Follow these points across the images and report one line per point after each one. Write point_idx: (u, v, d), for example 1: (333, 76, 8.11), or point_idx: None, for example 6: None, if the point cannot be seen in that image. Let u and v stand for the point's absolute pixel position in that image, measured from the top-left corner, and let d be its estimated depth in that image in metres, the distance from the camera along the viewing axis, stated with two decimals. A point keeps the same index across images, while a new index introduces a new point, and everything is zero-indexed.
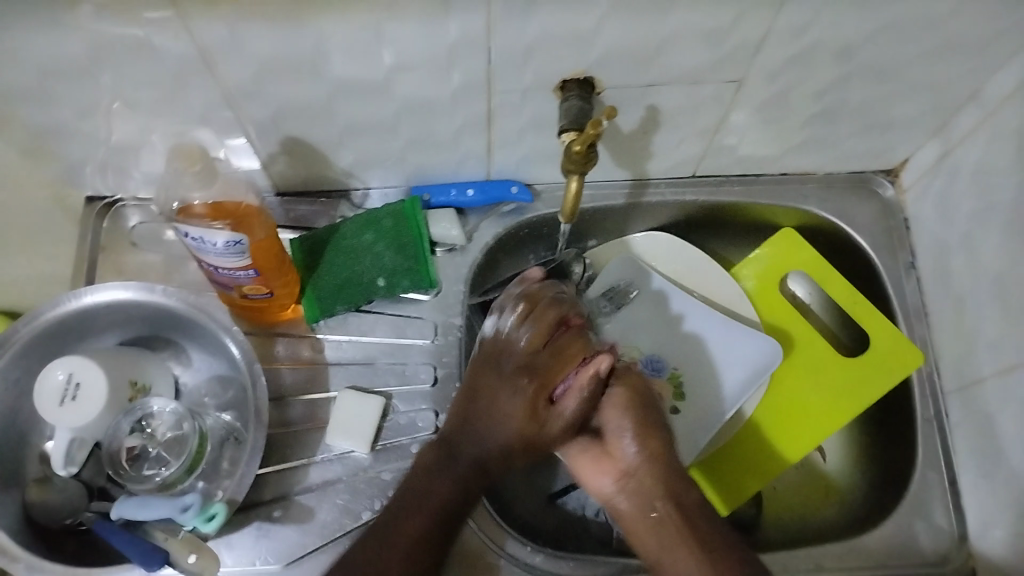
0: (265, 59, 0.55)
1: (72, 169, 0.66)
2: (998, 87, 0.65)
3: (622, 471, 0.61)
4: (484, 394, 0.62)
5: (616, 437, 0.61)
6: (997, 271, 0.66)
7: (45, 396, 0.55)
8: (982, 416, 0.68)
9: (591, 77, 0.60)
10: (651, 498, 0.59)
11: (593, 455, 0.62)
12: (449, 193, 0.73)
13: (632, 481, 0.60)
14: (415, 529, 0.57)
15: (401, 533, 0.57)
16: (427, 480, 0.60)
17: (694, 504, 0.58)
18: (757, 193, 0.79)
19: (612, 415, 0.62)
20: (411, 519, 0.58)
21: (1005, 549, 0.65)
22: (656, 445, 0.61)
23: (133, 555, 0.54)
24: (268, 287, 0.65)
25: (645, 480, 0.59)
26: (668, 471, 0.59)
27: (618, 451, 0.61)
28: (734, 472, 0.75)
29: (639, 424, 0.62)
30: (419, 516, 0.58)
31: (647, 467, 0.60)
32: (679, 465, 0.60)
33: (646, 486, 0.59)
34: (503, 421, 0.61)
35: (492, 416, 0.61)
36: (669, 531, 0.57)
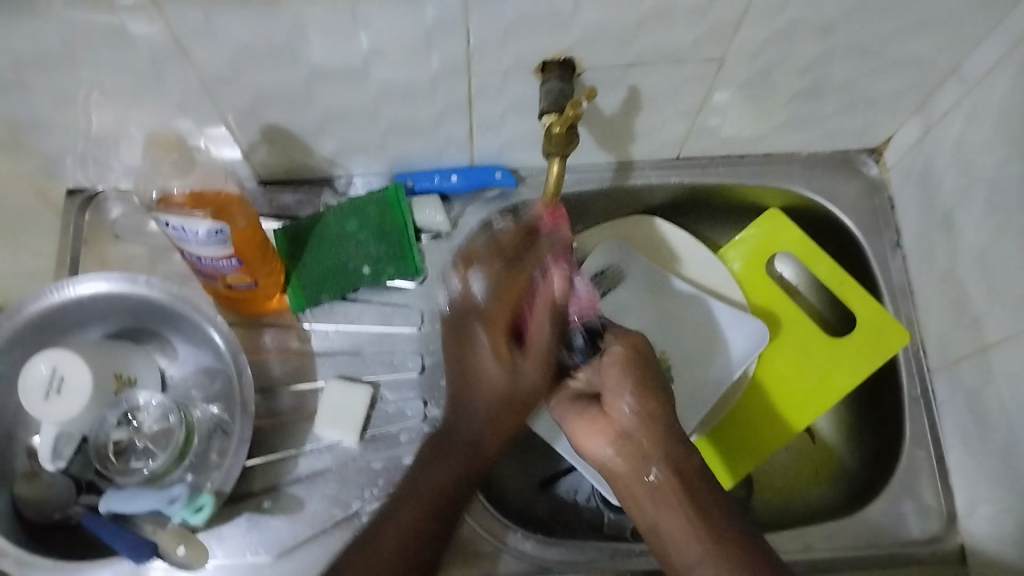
0: (243, 44, 0.54)
1: (54, 162, 0.65)
2: (980, 62, 0.65)
3: (621, 432, 0.61)
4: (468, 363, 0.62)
5: (615, 398, 0.61)
6: (980, 247, 0.67)
7: (28, 389, 0.54)
8: (967, 391, 0.69)
9: (569, 58, 0.60)
10: (648, 463, 0.58)
11: (590, 416, 0.63)
12: (433, 179, 0.73)
13: (631, 442, 0.60)
14: (418, 504, 0.58)
15: (411, 501, 0.58)
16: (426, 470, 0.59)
17: (696, 469, 0.58)
18: (741, 175, 0.79)
19: (611, 375, 0.61)
20: (423, 499, 0.58)
21: (993, 522, 0.66)
22: (656, 407, 0.60)
23: (122, 547, 0.54)
24: (252, 277, 0.64)
25: (643, 442, 0.59)
26: (667, 434, 0.58)
27: (616, 410, 0.61)
28: (733, 449, 0.76)
29: (640, 383, 0.61)
30: (432, 480, 0.59)
31: (644, 429, 0.59)
32: (678, 427, 0.59)
33: (646, 449, 0.59)
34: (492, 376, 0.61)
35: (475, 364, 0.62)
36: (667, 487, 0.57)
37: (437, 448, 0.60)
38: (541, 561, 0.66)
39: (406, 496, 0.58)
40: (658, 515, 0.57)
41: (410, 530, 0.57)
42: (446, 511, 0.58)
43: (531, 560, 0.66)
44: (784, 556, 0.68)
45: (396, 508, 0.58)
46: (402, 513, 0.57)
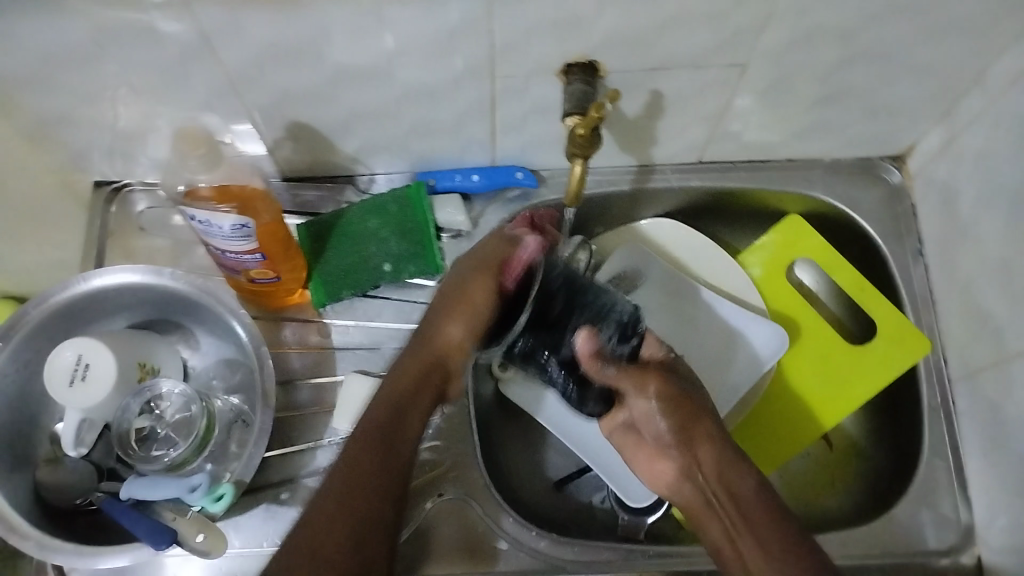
0: (271, 43, 0.55)
1: (81, 155, 0.67)
2: (1004, 71, 0.65)
3: (677, 466, 0.66)
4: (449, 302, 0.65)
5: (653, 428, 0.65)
6: (1001, 257, 0.66)
7: (55, 376, 0.56)
8: (987, 401, 0.69)
9: (594, 61, 0.60)
10: (711, 493, 0.62)
11: (646, 453, 0.69)
12: (454, 178, 0.73)
13: (688, 474, 0.65)
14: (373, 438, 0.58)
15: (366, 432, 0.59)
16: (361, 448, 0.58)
17: (751, 485, 0.60)
18: (762, 180, 0.79)
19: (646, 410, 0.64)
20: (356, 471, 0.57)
21: (1010, 533, 0.65)
22: (704, 446, 0.63)
23: (142, 533, 0.55)
24: (274, 271, 0.65)
25: (700, 477, 0.63)
26: (719, 460, 0.62)
27: (664, 447, 0.66)
28: (760, 447, 0.77)
29: (674, 406, 0.63)
30: (379, 413, 0.60)
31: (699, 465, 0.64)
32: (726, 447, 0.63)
33: (708, 482, 0.63)
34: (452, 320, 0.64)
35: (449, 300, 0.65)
36: (726, 500, 0.60)
37: (394, 379, 0.63)
38: (556, 561, 0.66)
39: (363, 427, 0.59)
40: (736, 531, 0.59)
41: (368, 460, 0.57)
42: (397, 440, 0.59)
43: (545, 559, 0.66)
44: (838, 559, 0.68)
45: (360, 444, 0.58)
46: (362, 446, 0.58)
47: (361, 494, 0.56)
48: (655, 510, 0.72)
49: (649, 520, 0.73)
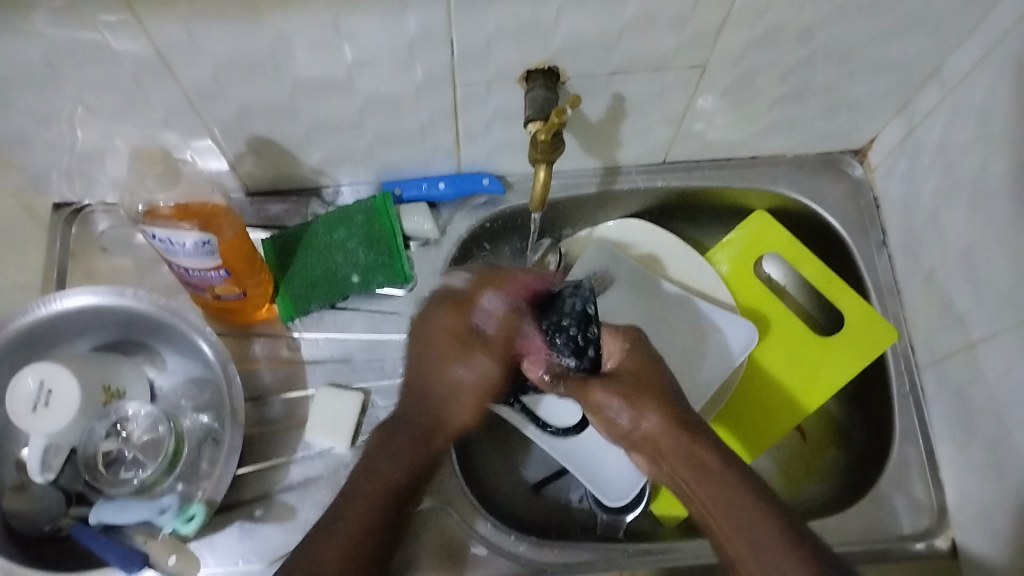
0: (227, 58, 0.55)
1: (39, 175, 0.66)
2: (959, 64, 0.66)
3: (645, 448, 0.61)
4: (433, 344, 0.59)
5: (609, 410, 0.62)
6: (963, 246, 0.67)
7: (16, 403, 0.54)
8: (954, 389, 0.70)
9: (555, 67, 0.60)
10: (684, 480, 0.57)
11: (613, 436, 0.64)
12: (420, 187, 0.73)
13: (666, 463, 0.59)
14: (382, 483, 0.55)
15: (374, 479, 0.55)
16: (377, 456, 0.56)
17: (725, 463, 0.56)
18: (727, 177, 0.80)
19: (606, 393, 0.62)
20: (365, 493, 0.54)
21: (981, 517, 0.66)
22: (657, 419, 0.59)
23: (112, 557, 0.54)
24: (240, 288, 0.65)
25: (677, 464, 0.58)
26: (681, 445, 0.58)
27: (620, 426, 0.62)
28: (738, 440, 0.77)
29: (631, 394, 0.61)
30: (389, 463, 0.56)
31: (670, 448, 0.58)
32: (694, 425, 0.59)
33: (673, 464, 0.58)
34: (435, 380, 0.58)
35: (435, 349, 0.59)
36: (716, 501, 0.54)
37: (405, 438, 0.57)
38: (536, 564, 0.66)
39: (372, 470, 0.55)
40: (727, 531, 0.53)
41: (373, 510, 0.54)
42: (399, 492, 0.55)
43: (525, 562, 0.66)
44: (837, 547, 0.69)
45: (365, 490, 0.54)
46: (368, 492, 0.54)
47: (368, 539, 0.53)
48: (633, 509, 0.73)
49: (628, 519, 0.73)
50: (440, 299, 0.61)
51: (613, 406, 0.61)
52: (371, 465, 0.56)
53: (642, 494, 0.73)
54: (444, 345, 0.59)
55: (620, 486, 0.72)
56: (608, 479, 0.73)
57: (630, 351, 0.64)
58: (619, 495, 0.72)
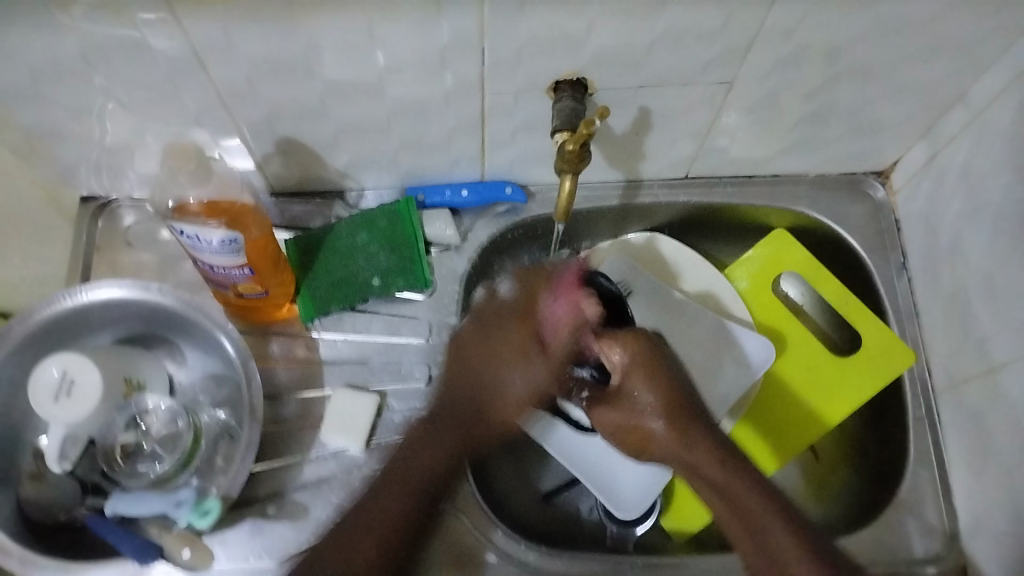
0: (260, 59, 0.55)
1: (68, 168, 0.66)
2: (986, 89, 0.66)
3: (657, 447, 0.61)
4: (489, 347, 0.65)
5: (637, 409, 0.62)
6: (985, 271, 0.67)
7: (39, 391, 0.55)
8: (970, 414, 0.69)
9: (583, 78, 0.61)
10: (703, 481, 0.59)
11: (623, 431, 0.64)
12: (444, 194, 0.73)
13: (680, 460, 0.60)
14: (409, 478, 0.61)
15: (404, 469, 0.61)
16: (407, 455, 0.62)
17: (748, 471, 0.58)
18: (750, 194, 0.80)
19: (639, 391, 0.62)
20: (373, 533, 0.58)
21: (995, 544, 0.66)
22: (688, 429, 0.60)
23: (128, 548, 0.54)
24: (262, 286, 0.65)
25: (699, 466, 0.59)
26: (703, 450, 0.59)
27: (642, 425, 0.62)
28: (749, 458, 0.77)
29: (665, 394, 0.61)
30: (427, 459, 0.62)
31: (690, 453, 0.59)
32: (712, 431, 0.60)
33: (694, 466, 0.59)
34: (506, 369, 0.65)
35: (497, 359, 0.65)
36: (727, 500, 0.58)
37: (445, 418, 0.65)
38: (545, 571, 0.66)
39: (404, 463, 0.61)
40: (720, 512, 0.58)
41: (400, 508, 0.60)
42: (412, 486, 0.61)
43: (532, 570, 0.66)
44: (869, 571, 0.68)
45: (393, 483, 0.61)
46: (395, 483, 0.61)
47: (375, 537, 0.58)
48: (644, 521, 0.74)
49: (637, 532, 0.74)
50: (498, 314, 0.66)
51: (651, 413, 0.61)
52: (408, 458, 0.62)
53: (653, 507, 0.74)
54: (506, 356, 0.65)
55: (631, 497, 0.72)
56: (620, 492, 0.73)
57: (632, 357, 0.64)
58: (633, 508, 0.72)
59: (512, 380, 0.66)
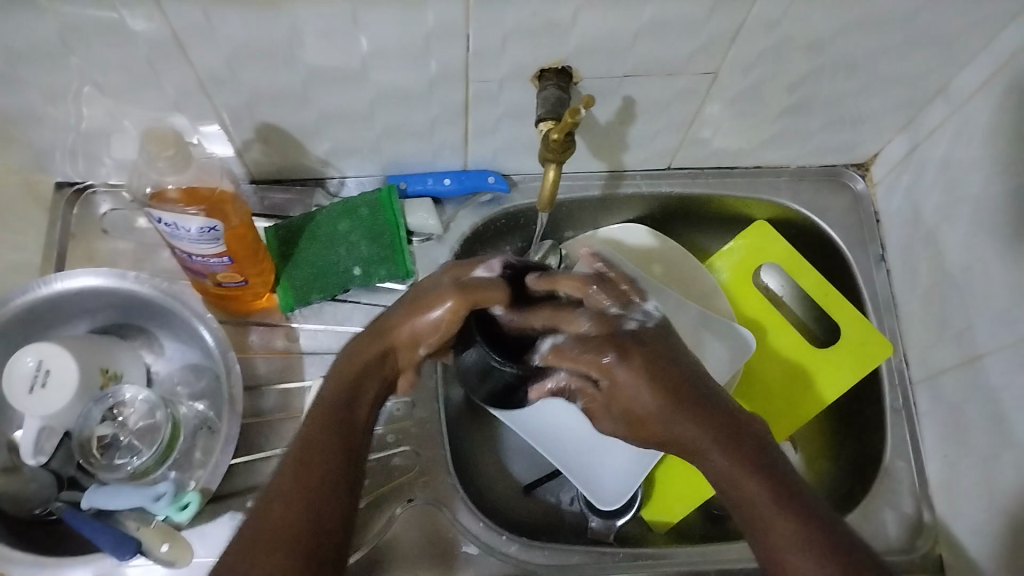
0: (240, 43, 0.54)
1: (42, 154, 0.65)
2: (966, 83, 0.67)
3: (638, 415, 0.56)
4: (411, 295, 0.60)
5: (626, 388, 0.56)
6: (963, 264, 0.68)
7: (13, 381, 0.54)
8: (947, 405, 0.70)
9: (568, 67, 0.60)
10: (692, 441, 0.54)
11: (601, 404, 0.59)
12: (426, 182, 0.73)
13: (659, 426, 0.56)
14: (337, 413, 0.53)
15: (322, 411, 0.53)
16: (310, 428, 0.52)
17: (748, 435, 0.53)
18: (731, 186, 0.80)
19: (624, 372, 0.56)
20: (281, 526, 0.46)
21: (971, 534, 0.66)
22: (677, 391, 0.55)
23: (105, 544, 0.53)
24: (241, 275, 0.64)
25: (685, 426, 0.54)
26: (683, 413, 0.54)
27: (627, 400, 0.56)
28: None
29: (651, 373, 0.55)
30: (336, 388, 0.55)
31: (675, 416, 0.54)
32: (699, 386, 0.55)
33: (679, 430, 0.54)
34: (405, 313, 0.59)
35: (408, 298, 0.60)
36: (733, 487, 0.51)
37: (344, 364, 0.57)
38: (527, 565, 0.66)
39: (320, 406, 0.54)
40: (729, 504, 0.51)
41: (296, 508, 0.47)
42: (350, 431, 0.53)
43: (516, 563, 0.66)
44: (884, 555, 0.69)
45: (317, 421, 0.52)
46: (320, 420, 0.52)
47: (315, 487, 0.48)
48: (626, 513, 0.74)
49: (619, 524, 0.74)
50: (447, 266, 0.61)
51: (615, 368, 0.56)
52: (322, 398, 0.55)
53: (634, 499, 0.74)
54: (416, 295, 0.59)
55: (613, 489, 0.72)
56: (603, 483, 0.72)
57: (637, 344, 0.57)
58: (614, 500, 0.72)
59: (427, 338, 0.59)
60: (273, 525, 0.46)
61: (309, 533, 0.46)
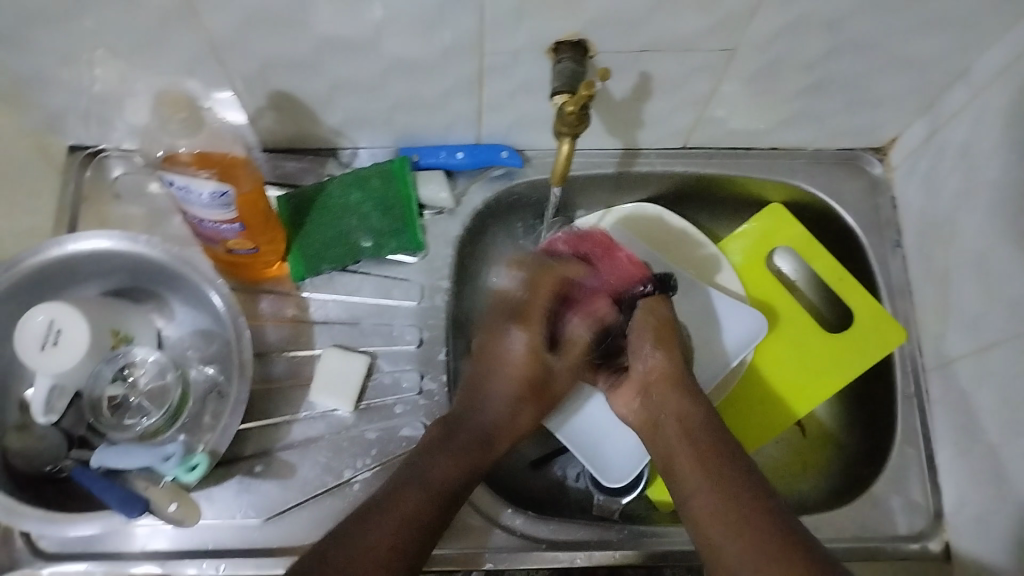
0: (254, 8, 0.54)
1: (57, 116, 0.65)
2: (989, 66, 0.65)
3: (642, 386, 0.65)
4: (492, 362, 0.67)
5: (636, 353, 0.65)
6: (979, 251, 0.67)
7: (27, 338, 0.54)
8: (959, 392, 0.69)
9: (583, 40, 0.60)
10: (661, 412, 0.63)
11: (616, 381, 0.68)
12: (439, 155, 0.73)
13: (653, 393, 0.64)
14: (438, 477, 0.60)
15: (430, 485, 0.59)
16: (438, 471, 0.60)
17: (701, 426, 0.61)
18: (746, 168, 0.79)
19: (639, 338, 0.65)
20: (393, 525, 0.55)
21: (976, 522, 0.66)
22: (673, 369, 0.64)
23: (112, 500, 0.54)
24: (252, 242, 0.64)
25: (668, 402, 0.63)
26: (676, 386, 0.64)
27: (635, 369, 0.66)
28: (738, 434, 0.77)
29: (661, 344, 0.65)
30: (450, 472, 0.60)
31: (656, 381, 0.64)
32: (692, 386, 0.64)
33: (657, 396, 0.64)
34: (504, 400, 0.65)
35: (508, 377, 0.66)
36: (707, 512, 0.56)
37: (450, 446, 0.62)
38: (532, 538, 0.66)
39: (427, 478, 0.59)
40: (703, 525, 0.56)
41: (416, 514, 0.57)
42: (454, 497, 0.59)
43: (521, 535, 0.66)
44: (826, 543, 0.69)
45: (423, 492, 0.58)
46: (427, 492, 0.58)
47: (403, 524, 0.56)
48: (631, 491, 0.74)
49: (624, 501, 0.74)
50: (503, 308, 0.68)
51: (645, 352, 0.65)
52: (423, 469, 0.60)
53: (638, 478, 0.74)
54: (522, 369, 0.66)
55: (619, 468, 0.72)
56: (609, 462, 0.73)
57: (643, 316, 0.66)
58: (619, 477, 0.72)
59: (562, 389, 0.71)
60: (387, 537, 0.55)
61: (399, 542, 0.55)
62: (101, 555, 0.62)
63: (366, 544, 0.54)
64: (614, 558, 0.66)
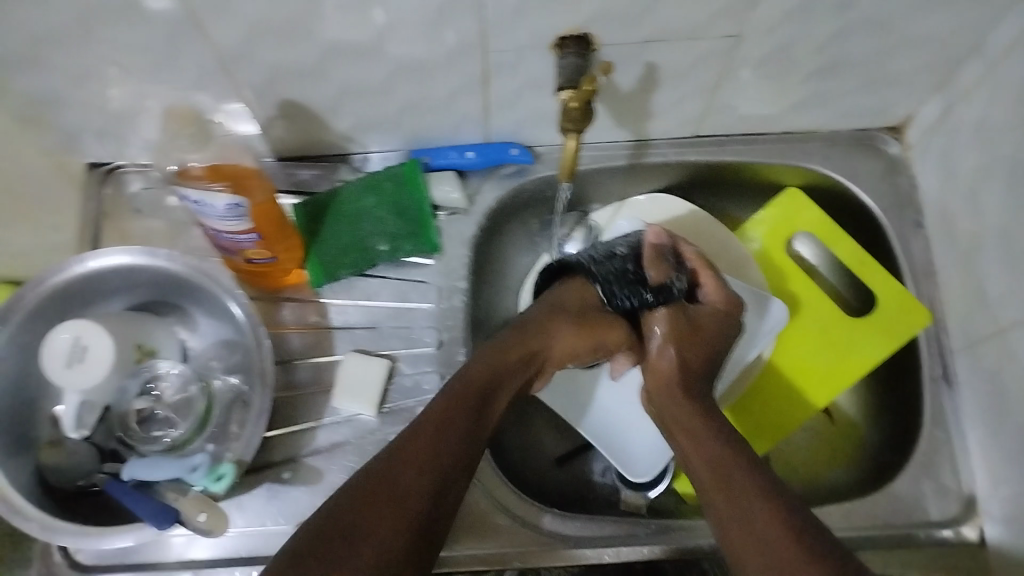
0: (259, 20, 0.55)
1: (73, 136, 0.67)
2: (1001, 39, 0.64)
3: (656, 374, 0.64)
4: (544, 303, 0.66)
5: (655, 346, 0.64)
6: (1000, 225, 0.66)
7: (51, 358, 0.55)
8: (987, 369, 0.68)
9: (587, 34, 0.60)
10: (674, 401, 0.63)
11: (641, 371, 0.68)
12: (449, 155, 0.73)
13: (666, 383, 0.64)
14: (456, 406, 0.56)
15: (435, 426, 0.55)
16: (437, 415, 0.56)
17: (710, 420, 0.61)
18: (760, 153, 0.79)
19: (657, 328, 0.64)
20: (390, 468, 0.51)
21: (1011, 503, 0.65)
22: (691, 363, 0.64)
23: (145, 514, 0.55)
24: (270, 252, 0.65)
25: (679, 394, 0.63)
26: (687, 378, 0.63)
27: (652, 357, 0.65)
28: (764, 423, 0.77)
29: (683, 337, 0.64)
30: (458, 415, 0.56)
31: (673, 374, 0.63)
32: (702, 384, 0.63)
33: (670, 386, 0.64)
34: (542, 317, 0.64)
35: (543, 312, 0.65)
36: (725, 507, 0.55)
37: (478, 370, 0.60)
38: (559, 536, 0.66)
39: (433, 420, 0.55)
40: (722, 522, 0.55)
41: (417, 461, 0.52)
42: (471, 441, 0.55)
43: (549, 534, 0.66)
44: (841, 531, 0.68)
45: (424, 433, 0.54)
46: (429, 432, 0.54)
47: (402, 468, 0.51)
48: (658, 485, 0.73)
49: (650, 495, 0.74)
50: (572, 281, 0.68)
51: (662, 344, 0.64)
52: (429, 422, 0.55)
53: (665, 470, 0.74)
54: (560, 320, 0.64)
55: (643, 462, 0.72)
56: (637, 458, 0.73)
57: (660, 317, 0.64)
58: (642, 470, 0.72)
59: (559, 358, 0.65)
60: (384, 484, 0.50)
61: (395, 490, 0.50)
62: (138, 566, 0.63)
63: (369, 497, 0.49)
64: (643, 554, 0.66)
